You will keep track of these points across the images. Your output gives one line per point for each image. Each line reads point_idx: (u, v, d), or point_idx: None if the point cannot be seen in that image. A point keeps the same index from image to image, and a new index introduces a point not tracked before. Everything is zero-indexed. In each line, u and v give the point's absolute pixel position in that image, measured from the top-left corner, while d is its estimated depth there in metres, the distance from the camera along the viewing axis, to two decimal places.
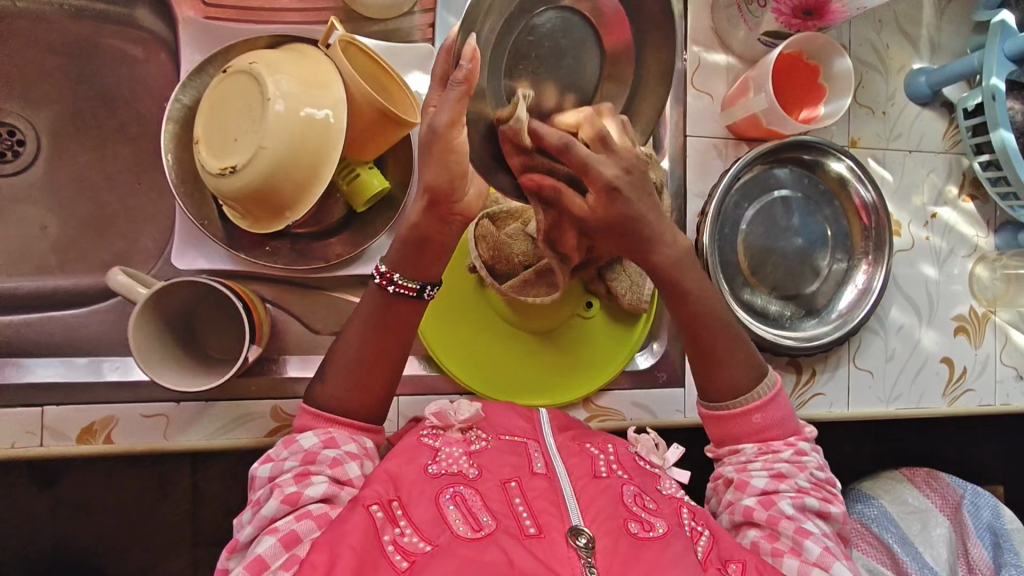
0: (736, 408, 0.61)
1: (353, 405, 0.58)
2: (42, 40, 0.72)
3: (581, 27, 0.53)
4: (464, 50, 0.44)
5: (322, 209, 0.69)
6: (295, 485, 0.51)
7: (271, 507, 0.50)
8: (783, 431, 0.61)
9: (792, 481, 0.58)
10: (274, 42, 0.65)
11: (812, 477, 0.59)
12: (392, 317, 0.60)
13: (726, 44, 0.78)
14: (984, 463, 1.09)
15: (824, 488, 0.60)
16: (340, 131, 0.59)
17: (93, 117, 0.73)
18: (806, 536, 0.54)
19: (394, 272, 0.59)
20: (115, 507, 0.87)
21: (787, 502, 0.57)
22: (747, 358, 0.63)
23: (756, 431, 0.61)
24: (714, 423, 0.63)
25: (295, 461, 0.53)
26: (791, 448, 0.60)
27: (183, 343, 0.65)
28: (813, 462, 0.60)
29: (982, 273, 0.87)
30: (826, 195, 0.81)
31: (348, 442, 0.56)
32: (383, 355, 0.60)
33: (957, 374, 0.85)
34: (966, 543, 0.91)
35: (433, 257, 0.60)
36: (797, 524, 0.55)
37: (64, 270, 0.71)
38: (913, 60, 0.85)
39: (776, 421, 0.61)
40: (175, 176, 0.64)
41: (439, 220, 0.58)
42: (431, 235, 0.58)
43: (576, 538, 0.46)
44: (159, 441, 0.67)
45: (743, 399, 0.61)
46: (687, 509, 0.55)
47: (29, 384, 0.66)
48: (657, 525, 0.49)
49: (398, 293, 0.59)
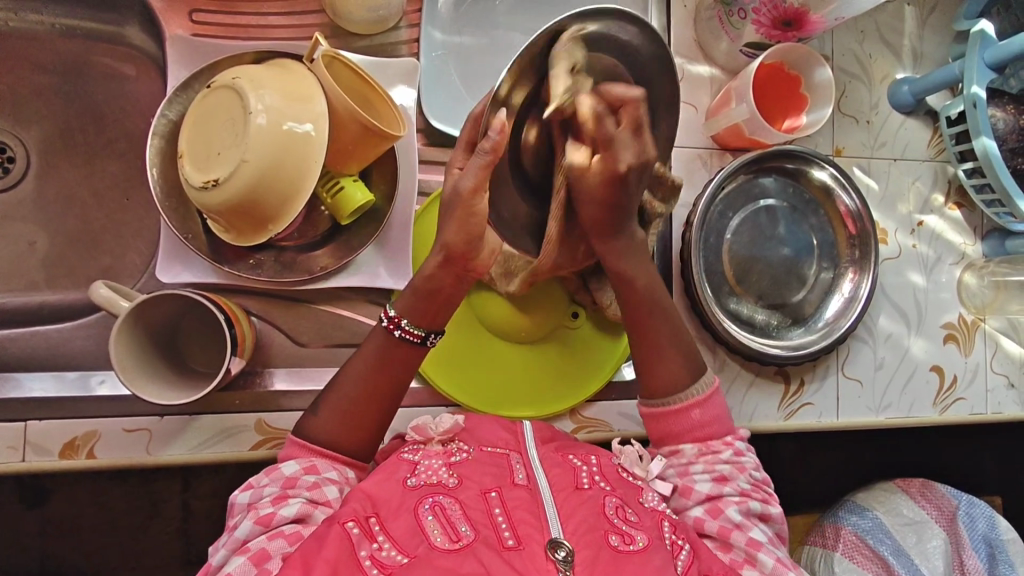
0: (676, 404, 0.63)
1: (344, 439, 0.58)
2: (33, 58, 0.74)
3: None
4: (494, 123, 0.51)
5: (309, 220, 0.71)
6: (270, 507, 0.51)
7: (244, 529, 0.50)
8: (720, 429, 0.62)
9: (735, 484, 0.58)
10: (260, 58, 0.66)
11: (752, 478, 0.60)
12: (390, 356, 0.60)
13: (710, 58, 0.79)
14: (981, 472, 1.08)
15: (763, 488, 0.61)
16: (321, 145, 0.60)
17: (83, 133, 0.74)
18: (757, 548, 0.54)
19: (402, 317, 0.60)
20: (106, 523, 0.86)
21: (733, 509, 0.57)
22: (684, 357, 0.65)
23: (694, 428, 0.62)
24: (652, 417, 0.64)
25: (275, 487, 0.53)
26: (729, 448, 0.61)
27: (168, 358, 0.65)
28: (751, 462, 0.61)
29: (970, 281, 0.87)
30: (811, 204, 0.81)
31: (330, 470, 0.56)
32: (372, 392, 0.60)
33: (948, 383, 0.85)
34: (962, 554, 0.90)
35: (441, 307, 0.61)
36: (747, 535, 0.55)
37: (52, 286, 0.72)
38: (896, 70, 0.86)
39: (714, 418, 0.63)
40: (160, 191, 0.65)
41: (454, 275, 0.60)
42: (442, 286, 0.61)
43: (554, 551, 0.45)
44: (142, 456, 0.67)
45: (681, 395, 0.63)
46: (668, 522, 0.54)
47: (18, 399, 0.65)
48: (637, 537, 0.49)
49: (403, 337, 0.60)
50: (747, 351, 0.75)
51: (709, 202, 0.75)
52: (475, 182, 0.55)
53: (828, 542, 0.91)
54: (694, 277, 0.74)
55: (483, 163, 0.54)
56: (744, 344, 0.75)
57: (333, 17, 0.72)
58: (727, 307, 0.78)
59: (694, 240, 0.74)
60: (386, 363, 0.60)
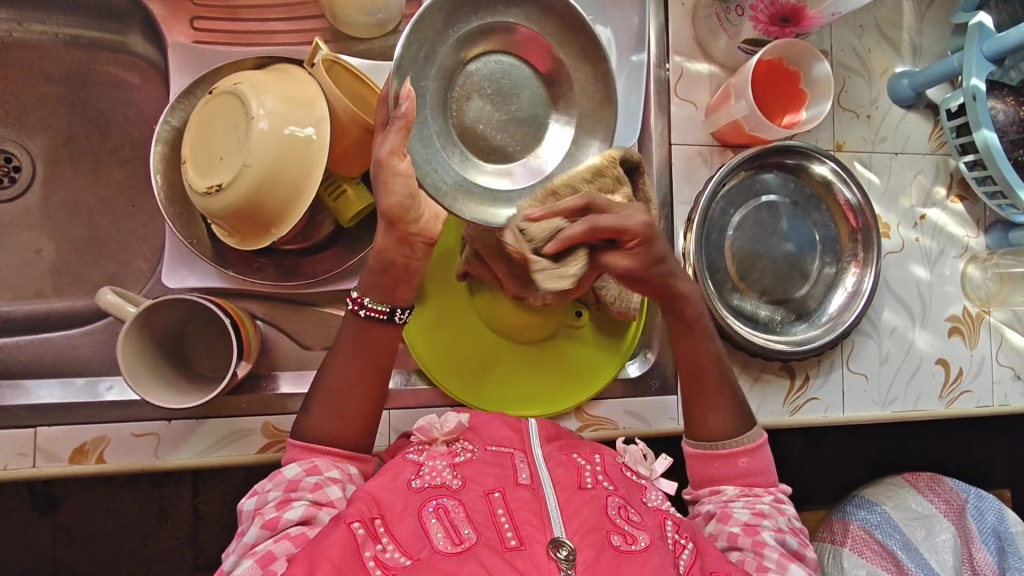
0: (725, 449, 0.63)
1: (340, 434, 0.59)
2: (37, 69, 0.75)
3: (521, 70, 0.65)
4: (403, 91, 0.54)
5: (311, 225, 0.70)
6: (275, 511, 0.51)
7: (252, 533, 0.50)
8: (764, 480, 0.62)
9: (773, 519, 0.58)
10: (262, 63, 0.67)
11: (790, 522, 0.60)
12: (366, 342, 0.61)
13: (708, 54, 0.79)
14: (990, 466, 1.08)
15: (800, 535, 0.60)
16: (323, 148, 0.60)
17: (87, 141, 0.75)
18: (789, 561, 0.54)
19: (365, 296, 0.61)
20: (118, 530, 0.87)
21: (769, 533, 0.56)
22: (722, 397, 0.65)
23: (739, 473, 0.62)
24: (697, 460, 0.64)
25: (278, 491, 0.53)
26: (771, 495, 0.61)
27: (176, 363, 0.66)
28: (792, 511, 0.61)
29: (974, 273, 0.87)
30: (812, 200, 0.81)
31: (331, 468, 0.56)
32: (362, 385, 0.61)
33: (954, 375, 0.85)
34: (971, 547, 0.90)
35: (397, 280, 0.61)
36: (780, 552, 0.55)
37: (59, 293, 0.73)
38: (895, 64, 0.86)
39: (761, 469, 0.63)
40: (164, 196, 0.65)
41: (399, 242, 0.60)
42: (395, 258, 0.60)
43: (557, 549, 0.45)
44: (149, 460, 0.67)
45: (731, 441, 0.63)
46: (672, 521, 0.55)
47: (29, 405, 0.66)
48: (639, 537, 0.49)
49: (369, 316, 0.61)
50: (751, 347, 0.75)
51: (711, 199, 0.76)
52: (393, 145, 0.55)
53: (836, 538, 0.92)
54: (697, 273, 0.74)
55: (399, 130, 0.55)
56: (748, 340, 0.75)
57: (333, 21, 0.72)
58: (730, 304, 0.78)
59: (696, 238, 0.75)
60: (369, 361, 0.61)
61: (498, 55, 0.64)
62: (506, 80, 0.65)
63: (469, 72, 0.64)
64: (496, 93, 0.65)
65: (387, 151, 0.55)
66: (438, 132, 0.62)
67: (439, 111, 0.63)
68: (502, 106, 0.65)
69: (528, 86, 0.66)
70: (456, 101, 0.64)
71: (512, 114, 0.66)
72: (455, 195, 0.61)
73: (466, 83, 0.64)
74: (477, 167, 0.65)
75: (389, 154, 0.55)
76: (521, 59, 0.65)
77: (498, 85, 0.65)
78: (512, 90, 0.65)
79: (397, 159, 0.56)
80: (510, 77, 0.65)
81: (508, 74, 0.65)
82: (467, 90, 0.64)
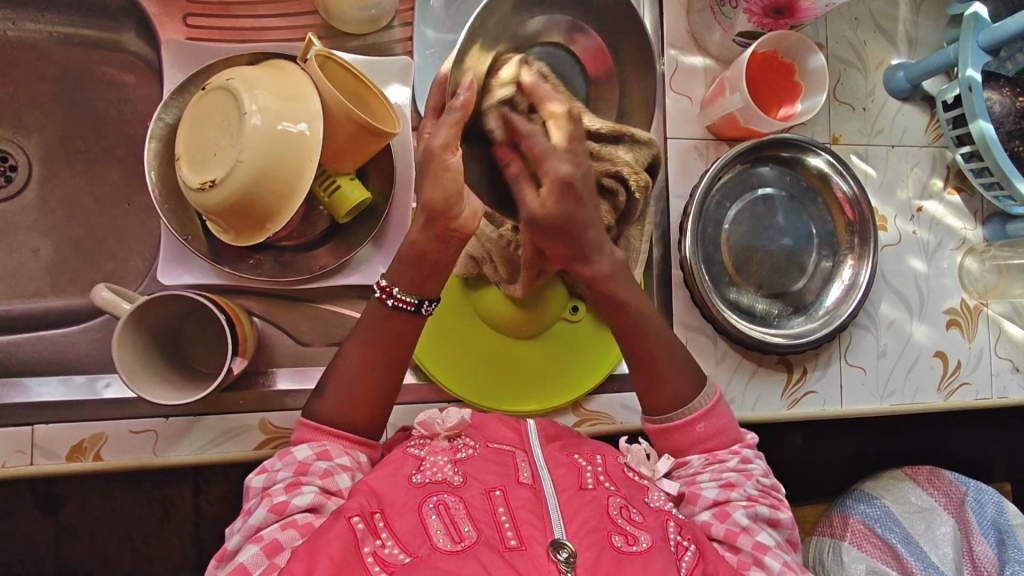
0: (679, 420, 0.62)
1: (351, 418, 0.59)
2: (33, 69, 0.76)
3: (569, 61, 0.70)
4: (464, 81, 0.54)
5: (308, 219, 0.71)
6: (284, 493, 0.51)
7: (259, 515, 0.50)
8: (726, 441, 0.62)
9: (741, 490, 0.58)
10: (255, 60, 0.67)
11: (759, 484, 0.60)
12: (387, 330, 0.61)
13: (703, 47, 0.79)
14: (990, 459, 1.07)
15: (772, 494, 0.61)
16: (317, 143, 0.60)
17: (83, 140, 0.76)
18: (765, 552, 0.54)
19: (394, 285, 0.60)
20: (118, 529, 0.87)
21: (740, 512, 0.56)
22: (688, 371, 0.64)
23: (700, 441, 0.62)
24: (658, 435, 0.64)
25: (288, 472, 0.53)
26: (735, 457, 0.61)
27: (172, 359, 0.66)
28: (759, 469, 0.61)
29: (971, 265, 0.87)
30: (809, 192, 0.81)
31: (342, 454, 0.56)
32: (379, 371, 0.60)
33: (952, 368, 0.84)
34: (971, 541, 0.89)
35: (430, 274, 0.60)
36: (753, 539, 0.55)
37: (56, 292, 0.73)
38: (892, 56, 0.86)
39: (719, 430, 0.62)
40: (159, 193, 0.65)
41: (437, 237, 0.58)
42: (427, 251, 0.59)
43: (557, 551, 0.45)
44: (148, 457, 0.67)
45: (685, 410, 0.62)
46: (674, 522, 0.54)
47: (27, 403, 0.66)
48: (640, 538, 0.49)
49: (396, 306, 0.60)
50: (748, 340, 0.75)
51: (707, 192, 0.75)
52: (446, 137, 0.54)
53: (836, 531, 0.92)
54: (693, 266, 0.74)
55: (455, 120, 0.54)
56: (744, 333, 0.75)
57: (327, 17, 0.72)
58: (726, 297, 0.78)
59: (692, 231, 0.74)
60: (383, 353, 0.60)
61: (550, 45, 0.69)
62: (559, 72, 0.70)
63: (526, 63, 0.68)
64: None
65: (440, 143, 0.54)
66: None
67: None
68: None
69: (574, 77, 0.71)
70: None
71: None
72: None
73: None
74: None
75: (442, 147, 0.54)
76: (569, 51, 0.70)
77: (542, 78, 0.71)
78: (561, 80, 0.70)
79: (450, 154, 0.54)
80: (562, 68, 0.70)
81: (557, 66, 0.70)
82: None
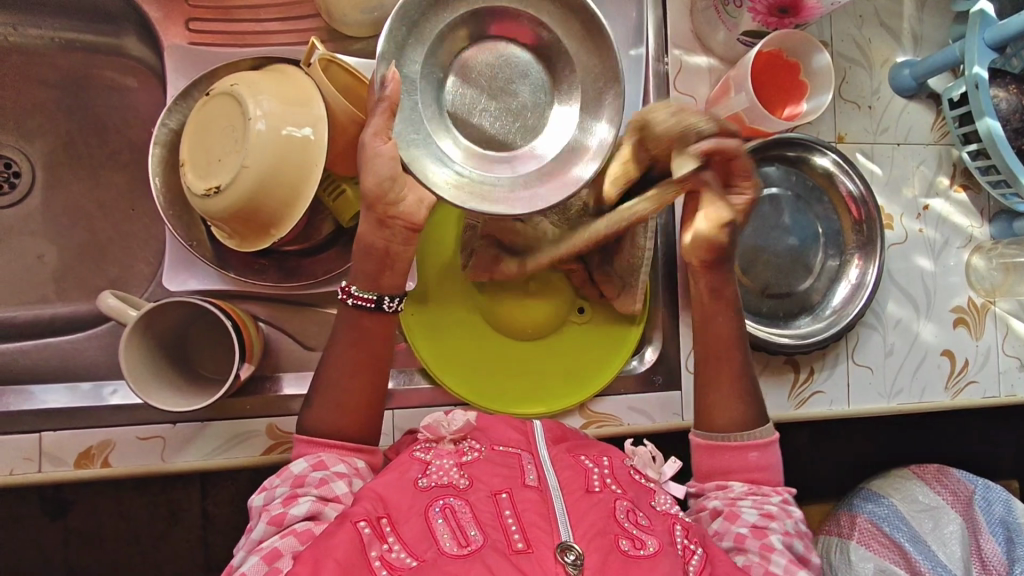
0: (737, 441, 0.62)
1: (341, 427, 0.59)
2: (37, 75, 0.76)
3: (524, 58, 0.65)
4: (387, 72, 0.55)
5: (312, 226, 0.70)
6: (281, 507, 0.51)
7: (260, 529, 0.51)
8: (772, 478, 0.62)
9: (781, 523, 0.57)
10: (257, 64, 0.66)
11: (797, 526, 0.59)
12: (360, 331, 0.61)
13: (706, 47, 0.79)
14: (998, 456, 1.07)
15: (806, 538, 0.59)
16: (321, 148, 0.60)
17: (87, 146, 0.76)
18: (798, 568, 0.53)
19: (352, 285, 0.61)
20: (127, 534, 0.87)
21: (777, 537, 0.55)
22: (743, 395, 0.64)
23: (748, 468, 0.62)
24: (704, 451, 0.63)
25: (285, 487, 0.53)
26: (779, 495, 0.60)
27: (179, 365, 0.66)
28: (798, 512, 0.60)
29: (978, 263, 0.86)
30: (814, 191, 0.81)
31: (337, 463, 0.56)
32: (360, 375, 0.60)
33: (959, 366, 0.84)
34: (980, 539, 0.88)
35: (385, 266, 0.61)
36: (788, 557, 0.54)
37: (62, 298, 0.74)
38: (897, 54, 0.85)
39: (769, 465, 0.62)
40: (164, 199, 0.65)
41: (378, 225, 0.60)
42: (377, 246, 0.60)
43: (564, 554, 0.45)
44: (155, 464, 0.67)
45: (747, 433, 0.63)
46: (681, 526, 0.53)
47: (33, 410, 0.66)
48: (647, 542, 0.49)
49: (357, 305, 0.60)
50: (755, 341, 0.75)
51: None
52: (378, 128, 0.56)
53: (844, 530, 0.92)
54: None
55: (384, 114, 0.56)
56: (751, 333, 0.74)
57: (330, 21, 0.72)
58: None
59: None
60: (365, 356, 0.61)
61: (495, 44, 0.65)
62: (510, 69, 0.65)
63: (467, 60, 0.64)
64: (500, 83, 0.65)
65: (371, 133, 0.56)
66: (427, 119, 0.62)
67: (435, 95, 0.63)
68: (501, 98, 0.66)
69: (532, 76, 0.66)
70: (456, 91, 0.65)
71: (512, 104, 0.66)
72: (455, 185, 0.60)
73: (466, 72, 0.65)
74: (473, 160, 0.64)
75: (372, 136, 0.56)
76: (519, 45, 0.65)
77: (498, 74, 0.65)
78: (516, 80, 0.65)
79: (380, 142, 0.56)
80: (513, 65, 0.65)
81: (510, 63, 0.65)
82: (467, 79, 0.65)
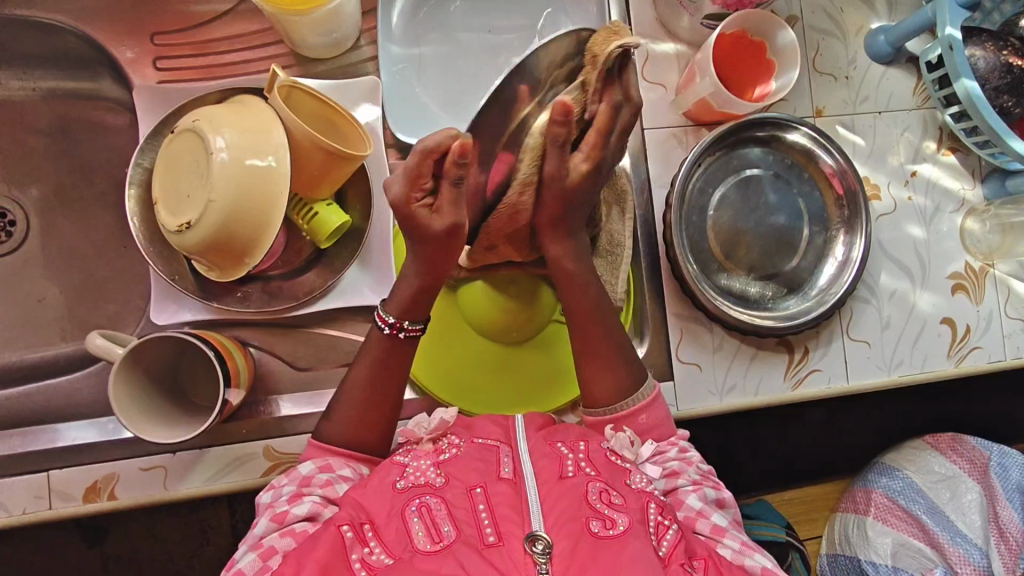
0: (624, 409, 0.63)
1: (358, 438, 0.60)
2: (22, 124, 0.78)
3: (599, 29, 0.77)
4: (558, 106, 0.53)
5: (292, 248, 0.73)
6: (286, 504, 0.53)
7: (262, 526, 0.52)
8: (665, 431, 0.63)
9: (686, 476, 0.59)
10: (225, 96, 0.68)
11: (699, 470, 0.61)
12: (393, 356, 0.63)
13: (673, 33, 0.78)
14: (1018, 418, 1.04)
15: (711, 478, 0.61)
16: (285, 176, 0.61)
17: (75, 188, 0.78)
18: (722, 529, 0.54)
19: (402, 319, 0.62)
20: (162, 555, 0.90)
21: (692, 498, 0.56)
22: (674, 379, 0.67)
23: (641, 431, 0.62)
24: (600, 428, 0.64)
25: (292, 485, 0.55)
26: (676, 447, 0.61)
27: (172, 396, 0.68)
28: (697, 456, 0.62)
29: (973, 226, 0.84)
30: (793, 169, 0.79)
31: (344, 467, 0.58)
32: (380, 392, 0.62)
33: (961, 334, 0.82)
34: (996, 506, 0.85)
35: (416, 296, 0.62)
36: (710, 523, 0.55)
37: (66, 338, 0.76)
38: (871, 20, 0.84)
39: (658, 421, 0.63)
40: (144, 237, 0.67)
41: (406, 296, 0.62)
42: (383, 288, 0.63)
43: (532, 544, 0.45)
44: (160, 492, 0.69)
45: (630, 400, 0.63)
46: (655, 503, 0.53)
47: (44, 450, 0.69)
48: (618, 520, 0.48)
49: (410, 336, 0.63)
50: (739, 326, 0.75)
51: (687, 180, 0.75)
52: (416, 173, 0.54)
53: (860, 507, 0.91)
54: (679, 255, 0.73)
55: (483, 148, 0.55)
56: (735, 319, 0.74)
57: (294, 47, 0.73)
58: (717, 284, 0.77)
59: (677, 215, 0.73)
60: (382, 372, 0.62)
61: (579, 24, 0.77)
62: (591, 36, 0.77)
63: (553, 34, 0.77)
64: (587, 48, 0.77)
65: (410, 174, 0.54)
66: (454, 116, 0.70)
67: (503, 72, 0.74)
68: None
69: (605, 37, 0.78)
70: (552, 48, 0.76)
71: None
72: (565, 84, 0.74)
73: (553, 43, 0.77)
74: None
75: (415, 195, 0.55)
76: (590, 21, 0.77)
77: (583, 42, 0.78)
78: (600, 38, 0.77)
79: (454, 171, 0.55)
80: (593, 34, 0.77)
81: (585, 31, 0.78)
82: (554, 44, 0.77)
